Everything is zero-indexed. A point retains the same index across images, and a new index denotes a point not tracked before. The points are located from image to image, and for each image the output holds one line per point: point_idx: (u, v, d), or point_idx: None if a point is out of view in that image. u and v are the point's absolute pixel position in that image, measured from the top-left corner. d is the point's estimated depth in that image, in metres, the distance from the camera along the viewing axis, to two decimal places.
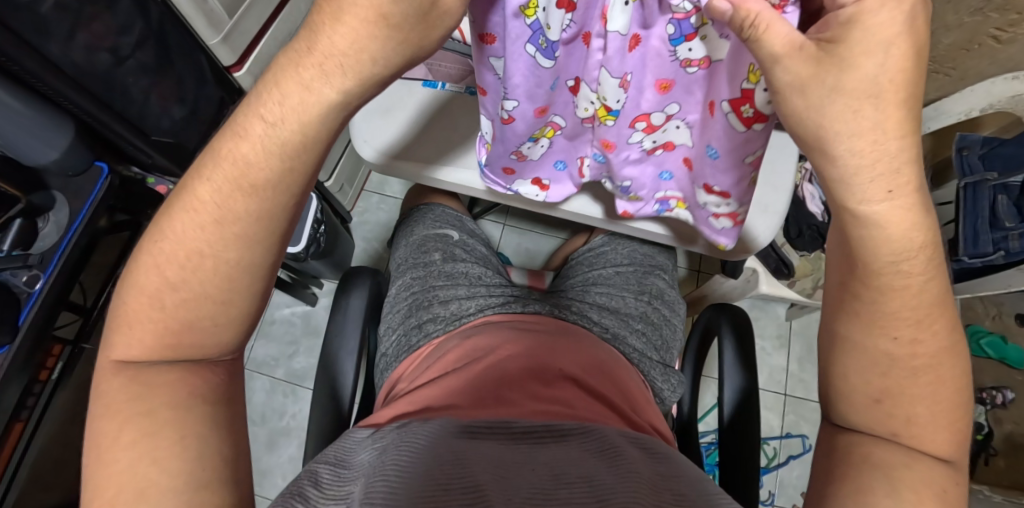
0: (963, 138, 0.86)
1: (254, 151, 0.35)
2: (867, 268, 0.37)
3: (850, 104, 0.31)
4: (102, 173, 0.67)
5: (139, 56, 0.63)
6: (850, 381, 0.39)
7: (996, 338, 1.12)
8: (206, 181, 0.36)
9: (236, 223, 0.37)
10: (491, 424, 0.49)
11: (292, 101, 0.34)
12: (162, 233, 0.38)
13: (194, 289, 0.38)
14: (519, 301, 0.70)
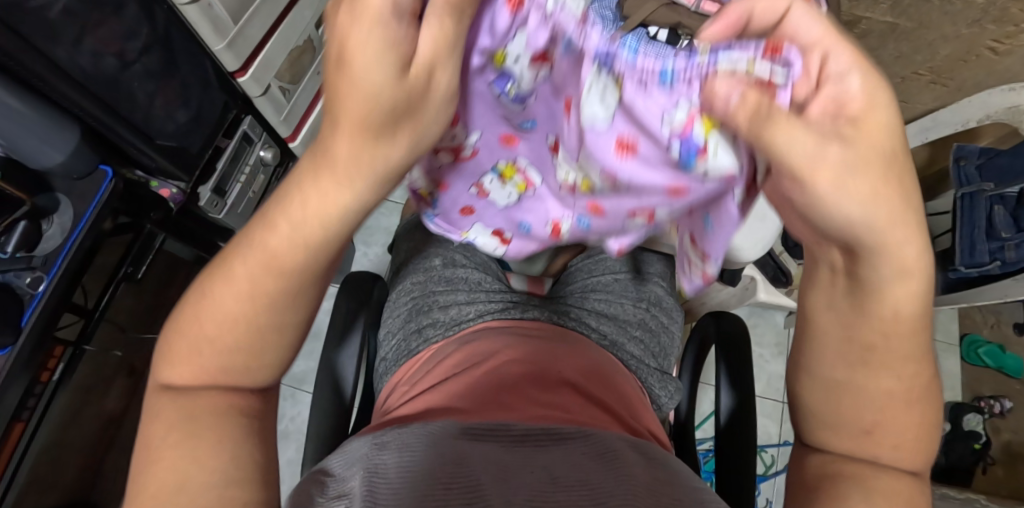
0: (961, 148, 0.87)
1: (283, 242, 0.37)
2: (865, 294, 0.38)
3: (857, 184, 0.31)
4: (106, 176, 0.68)
5: (145, 61, 0.64)
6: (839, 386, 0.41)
7: (993, 347, 1.12)
8: (242, 261, 0.39)
9: (268, 299, 0.39)
10: (489, 426, 0.49)
11: (313, 213, 0.36)
12: (203, 294, 0.41)
13: (217, 329, 0.40)
14: (518, 307, 0.71)
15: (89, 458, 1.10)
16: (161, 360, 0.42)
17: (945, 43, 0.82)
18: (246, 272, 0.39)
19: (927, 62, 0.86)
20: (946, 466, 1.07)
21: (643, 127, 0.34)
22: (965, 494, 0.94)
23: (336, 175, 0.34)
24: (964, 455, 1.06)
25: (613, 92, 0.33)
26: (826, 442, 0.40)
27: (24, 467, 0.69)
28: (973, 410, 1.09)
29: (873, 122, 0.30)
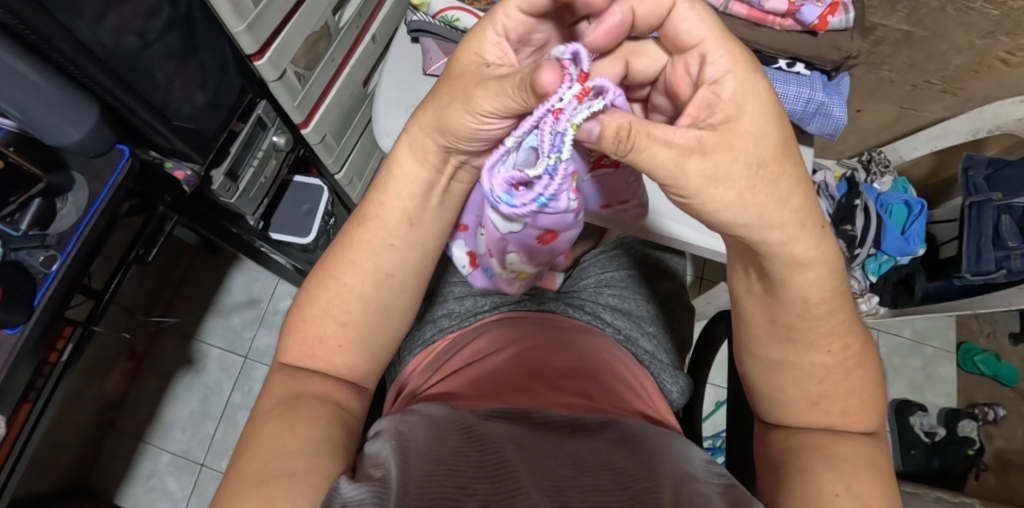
0: (969, 158, 0.88)
1: (361, 281, 0.51)
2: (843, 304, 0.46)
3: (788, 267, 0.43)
4: (124, 155, 0.67)
5: (166, 40, 0.63)
6: (790, 387, 0.50)
7: (989, 356, 1.14)
8: (324, 299, 0.52)
9: (365, 317, 0.52)
10: (514, 412, 0.49)
11: (383, 276, 0.52)
12: (302, 316, 0.52)
13: (323, 306, 0.51)
14: (535, 299, 0.71)
15: (88, 440, 1.10)
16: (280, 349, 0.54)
17: (958, 53, 0.82)
18: (365, 239, 0.51)
19: (939, 71, 0.86)
20: (938, 470, 1.08)
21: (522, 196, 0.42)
22: (959, 499, 0.96)
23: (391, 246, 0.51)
24: (958, 460, 1.08)
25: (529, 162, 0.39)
26: (789, 416, 0.51)
27: (25, 456, 0.67)
28: (967, 417, 1.10)
29: (744, 130, 0.36)
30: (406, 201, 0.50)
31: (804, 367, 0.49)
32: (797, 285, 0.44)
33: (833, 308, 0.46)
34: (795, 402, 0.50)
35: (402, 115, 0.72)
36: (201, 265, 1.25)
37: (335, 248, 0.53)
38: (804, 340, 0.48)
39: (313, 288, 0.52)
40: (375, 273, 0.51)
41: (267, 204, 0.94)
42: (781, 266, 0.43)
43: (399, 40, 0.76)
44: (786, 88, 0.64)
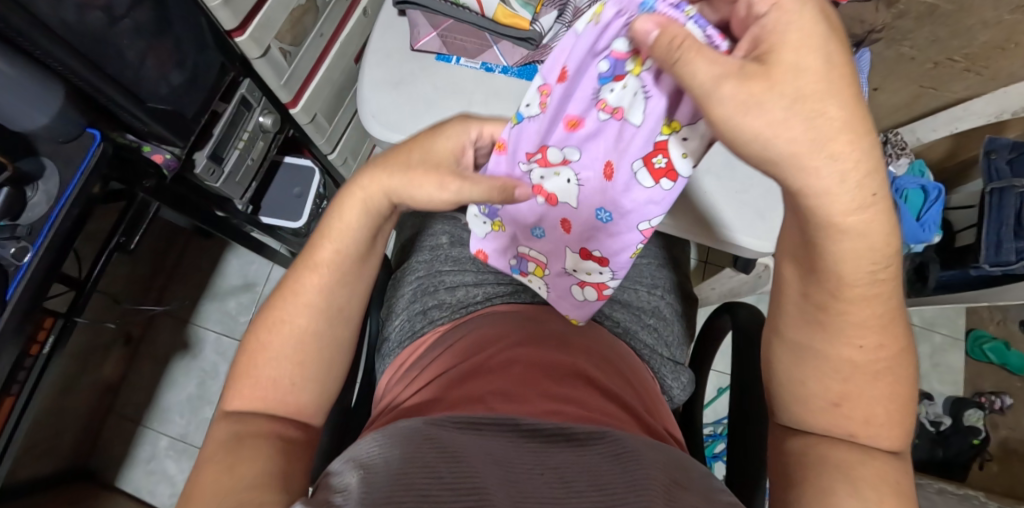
0: (992, 141, 0.83)
1: (312, 319, 0.51)
2: (880, 298, 0.42)
3: (827, 235, 0.39)
4: (95, 140, 0.63)
5: (135, 16, 0.59)
6: (808, 386, 0.47)
7: (999, 344, 1.12)
8: (274, 343, 0.50)
9: (319, 351, 0.51)
10: (498, 423, 0.46)
11: (335, 314, 0.52)
12: (251, 363, 0.49)
13: (274, 348, 0.49)
14: (528, 290, 0.68)
15: (87, 424, 1.09)
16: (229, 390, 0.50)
17: (985, 28, 0.76)
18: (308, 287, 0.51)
19: (963, 48, 0.80)
20: (940, 460, 1.06)
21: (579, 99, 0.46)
22: (965, 490, 0.93)
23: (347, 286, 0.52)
24: (962, 450, 1.05)
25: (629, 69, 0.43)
26: (807, 418, 0.48)
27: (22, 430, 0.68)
28: (974, 406, 1.07)
29: (783, 60, 0.34)
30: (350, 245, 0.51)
31: (833, 362, 0.46)
32: (836, 258, 0.40)
33: (869, 301, 0.43)
34: (815, 399, 0.47)
35: (388, 91, 0.66)
36: (195, 248, 1.22)
37: (281, 295, 0.52)
38: (836, 331, 0.44)
39: (258, 335, 0.50)
40: (325, 309, 0.51)
41: (254, 188, 0.90)
42: (815, 231, 0.39)
43: (384, 12, 0.69)
44: None
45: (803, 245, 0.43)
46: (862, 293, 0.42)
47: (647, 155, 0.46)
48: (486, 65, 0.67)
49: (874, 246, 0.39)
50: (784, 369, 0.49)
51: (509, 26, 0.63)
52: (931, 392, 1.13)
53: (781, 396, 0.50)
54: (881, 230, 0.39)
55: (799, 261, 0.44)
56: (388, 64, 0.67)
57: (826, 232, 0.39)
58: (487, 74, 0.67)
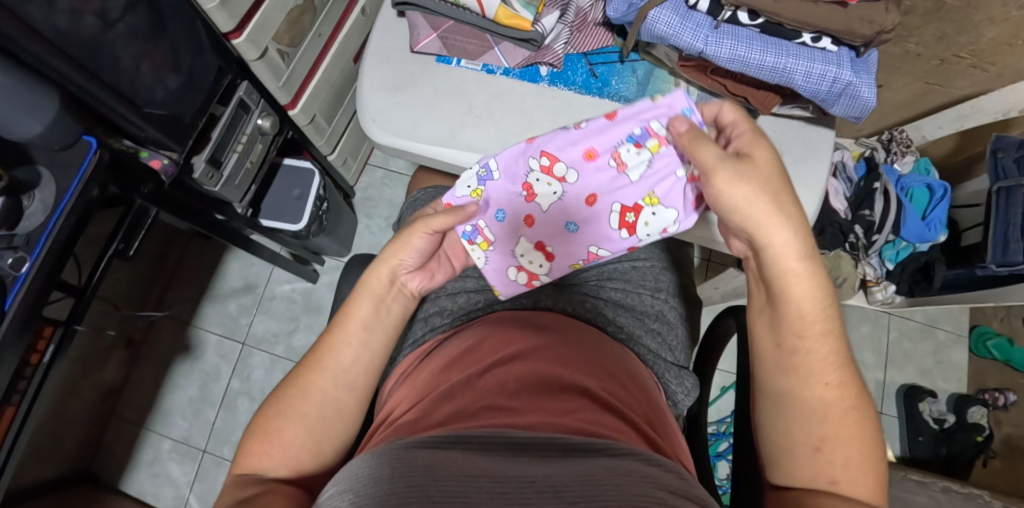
0: (999, 139, 0.80)
1: (325, 384, 0.52)
2: (834, 336, 0.50)
3: (786, 278, 0.50)
4: (91, 147, 0.62)
5: (129, 21, 0.58)
6: (792, 434, 0.50)
7: (1003, 341, 1.10)
8: (286, 417, 0.51)
9: (332, 414, 0.52)
10: (494, 437, 0.46)
11: (339, 378, 0.53)
12: (266, 433, 0.51)
13: (288, 415, 0.51)
14: (530, 294, 0.68)
15: (89, 427, 1.09)
16: (244, 453, 0.51)
17: (993, 24, 0.74)
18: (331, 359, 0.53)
19: (970, 44, 0.77)
20: (944, 458, 1.06)
21: (603, 143, 0.59)
22: (968, 489, 0.93)
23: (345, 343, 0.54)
24: (965, 448, 1.04)
25: (649, 150, 0.58)
26: (795, 474, 0.50)
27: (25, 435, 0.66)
28: (978, 403, 1.07)
29: (759, 156, 0.49)
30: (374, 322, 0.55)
31: (809, 402, 0.50)
32: (792, 297, 0.50)
33: (826, 339, 0.50)
34: (796, 448, 0.50)
35: (389, 95, 0.65)
36: (195, 250, 1.21)
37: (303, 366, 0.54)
38: (806, 376, 0.50)
39: (275, 408, 0.52)
40: (338, 374, 0.53)
41: (254, 190, 0.87)
42: (778, 275, 0.50)
43: (383, 15, 0.68)
44: (810, 66, 0.55)
45: (768, 300, 0.52)
46: (816, 328, 0.50)
47: (625, 208, 0.61)
48: (487, 67, 0.66)
49: (821, 289, 0.49)
50: (771, 407, 0.52)
51: (512, 28, 0.62)
52: (935, 390, 1.13)
53: (769, 454, 0.52)
54: (820, 286, 0.50)
55: (764, 315, 0.53)
56: (389, 67, 0.66)
57: (786, 277, 0.50)
58: (489, 76, 0.66)
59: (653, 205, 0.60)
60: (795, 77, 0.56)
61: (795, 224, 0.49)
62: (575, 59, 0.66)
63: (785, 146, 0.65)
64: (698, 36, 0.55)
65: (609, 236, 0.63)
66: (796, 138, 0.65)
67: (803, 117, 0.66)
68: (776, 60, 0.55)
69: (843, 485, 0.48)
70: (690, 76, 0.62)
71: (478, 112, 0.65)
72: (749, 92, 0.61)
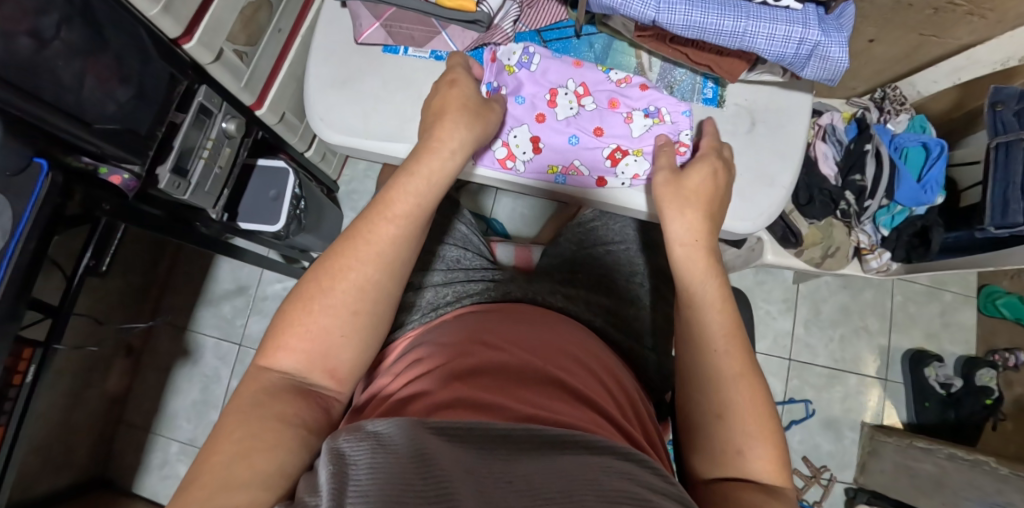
0: (997, 92, 0.75)
1: (402, 208, 0.49)
2: (676, 254, 0.52)
3: (676, 204, 0.54)
4: (43, 170, 0.61)
5: (66, 36, 0.57)
6: (699, 399, 0.46)
7: (1013, 298, 1.05)
8: (370, 227, 0.48)
9: (398, 247, 0.48)
10: (465, 439, 0.38)
11: (417, 195, 0.50)
12: (332, 268, 0.46)
13: (363, 247, 0.47)
14: (500, 287, 0.65)
15: (98, 435, 1.12)
16: (265, 345, 0.45)
17: None
18: (374, 232, 0.47)
19: None
20: (953, 422, 1.05)
21: (629, 97, 0.62)
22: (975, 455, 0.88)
23: (422, 171, 0.51)
24: (974, 411, 1.03)
25: (653, 123, 0.61)
26: (714, 467, 0.45)
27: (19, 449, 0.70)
28: (987, 365, 1.04)
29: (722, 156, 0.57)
30: (426, 199, 0.50)
31: (707, 362, 0.47)
32: (673, 220, 0.53)
33: (690, 265, 0.51)
34: (700, 412, 0.46)
35: (335, 92, 0.63)
36: (186, 255, 1.21)
37: (345, 239, 0.47)
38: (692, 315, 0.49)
39: (349, 233, 0.48)
40: (390, 263, 0.47)
41: (227, 194, 0.88)
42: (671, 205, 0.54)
43: (326, 4, 0.65)
44: (773, 27, 0.51)
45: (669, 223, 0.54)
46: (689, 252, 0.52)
47: (616, 149, 0.61)
48: (436, 53, 0.63)
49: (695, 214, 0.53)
50: (682, 381, 0.48)
51: (454, 10, 0.57)
52: (941, 353, 1.09)
53: (695, 440, 0.46)
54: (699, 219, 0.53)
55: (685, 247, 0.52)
56: (334, 61, 0.64)
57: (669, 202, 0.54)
58: (437, 62, 0.63)
59: (637, 155, 0.61)
60: (757, 40, 0.52)
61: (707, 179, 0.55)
62: (529, 37, 0.64)
63: (758, 115, 0.62)
64: (648, 4, 0.52)
65: (597, 169, 0.61)
66: (770, 105, 0.62)
67: (777, 82, 0.61)
68: (735, 23, 0.51)
69: (749, 454, 0.44)
70: (649, 46, 0.59)
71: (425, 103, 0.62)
72: (713, 60, 0.58)
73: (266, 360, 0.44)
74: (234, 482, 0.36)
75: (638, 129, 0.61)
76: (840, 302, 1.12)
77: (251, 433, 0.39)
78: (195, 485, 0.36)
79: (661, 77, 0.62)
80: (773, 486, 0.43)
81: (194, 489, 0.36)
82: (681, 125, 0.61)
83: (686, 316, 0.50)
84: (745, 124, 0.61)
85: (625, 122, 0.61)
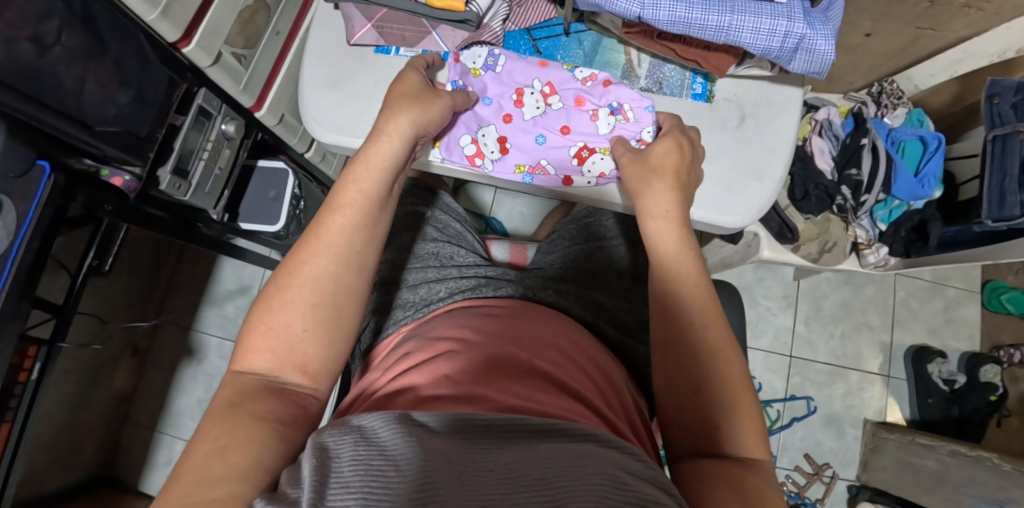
0: (995, 84, 0.75)
1: (348, 197, 0.50)
2: (646, 227, 0.53)
3: (646, 176, 0.54)
4: (45, 172, 0.63)
5: (66, 41, 0.58)
6: (682, 378, 0.46)
7: (1017, 294, 1.05)
8: (320, 222, 0.49)
9: (350, 237, 0.49)
10: (444, 420, 0.39)
11: (362, 183, 0.51)
12: (288, 267, 0.47)
13: (316, 241, 0.48)
14: (492, 284, 0.66)
15: (106, 434, 1.14)
16: (238, 350, 0.46)
17: None
18: (323, 226, 0.49)
19: None
20: (957, 418, 1.03)
21: (592, 95, 0.61)
22: (977, 451, 0.87)
23: (368, 159, 0.52)
24: (978, 407, 1.02)
25: (616, 120, 0.61)
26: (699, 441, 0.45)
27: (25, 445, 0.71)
28: (990, 361, 1.04)
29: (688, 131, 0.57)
30: (373, 185, 0.51)
31: (690, 338, 0.47)
32: (648, 194, 0.53)
33: (667, 236, 0.51)
34: (679, 388, 0.46)
35: (328, 92, 0.64)
36: (190, 256, 1.23)
37: (303, 238, 0.49)
38: (673, 289, 0.50)
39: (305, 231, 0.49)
40: (345, 253, 0.48)
41: (228, 195, 0.89)
42: (641, 179, 0.54)
43: (321, 7, 0.66)
44: (757, 21, 0.51)
45: (645, 197, 0.53)
46: (665, 224, 0.52)
47: (583, 147, 0.62)
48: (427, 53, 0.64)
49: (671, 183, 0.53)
50: (658, 354, 0.49)
51: (444, 10, 0.58)
52: (944, 350, 1.08)
53: (680, 420, 0.46)
54: (679, 192, 0.53)
55: (671, 218, 0.52)
56: (328, 61, 0.65)
57: (647, 176, 0.54)
58: None
59: (604, 153, 0.61)
60: (742, 34, 0.52)
61: (678, 146, 0.54)
62: (518, 36, 0.64)
63: (747, 110, 0.62)
64: (634, 1, 0.52)
65: (562, 168, 0.62)
66: (760, 99, 0.62)
67: (765, 77, 0.62)
68: (719, 18, 0.52)
69: (727, 426, 0.44)
70: (638, 42, 0.59)
71: None
72: (700, 55, 0.58)
73: (239, 364, 0.45)
74: (213, 478, 0.36)
75: (602, 127, 0.61)
76: (841, 298, 1.12)
77: (230, 430, 0.39)
78: (174, 484, 0.36)
79: (650, 74, 0.63)
80: (757, 460, 0.43)
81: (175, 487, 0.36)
82: (642, 121, 0.60)
83: (661, 291, 0.50)
84: (734, 119, 0.61)
85: (590, 119, 0.61)
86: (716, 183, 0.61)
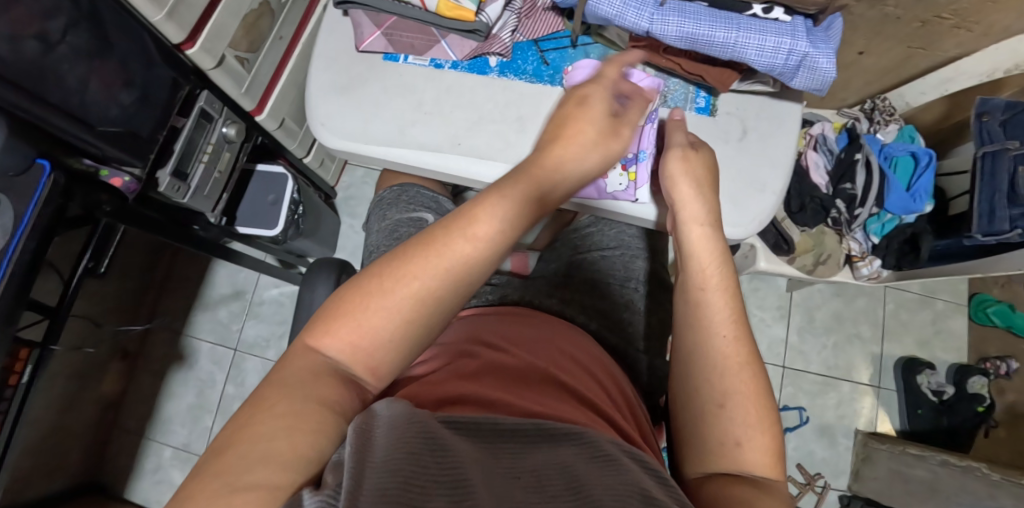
0: (984, 102, 0.77)
1: (487, 229, 0.43)
2: (683, 233, 0.54)
3: (682, 185, 0.55)
4: (45, 171, 0.62)
5: (71, 40, 0.58)
6: (700, 393, 0.47)
7: (1004, 307, 1.08)
8: (454, 243, 0.42)
9: (474, 268, 0.42)
10: (472, 427, 0.38)
11: (503, 218, 0.44)
12: (401, 273, 0.41)
13: (443, 258, 0.41)
14: (497, 292, 0.66)
15: (93, 439, 1.11)
16: (315, 324, 0.42)
17: None
18: (453, 248, 0.42)
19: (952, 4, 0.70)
20: (945, 428, 1.05)
21: None
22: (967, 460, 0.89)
23: (510, 193, 0.45)
24: (967, 418, 1.04)
25: None
26: (714, 460, 0.45)
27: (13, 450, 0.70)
28: (978, 373, 1.06)
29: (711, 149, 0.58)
30: (514, 228, 0.44)
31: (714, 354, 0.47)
32: (682, 203, 0.54)
33: (703, 245, 0.52)
34: (701, 401, 0.46)
35: (335, 98, 0.64)
36: (183, 260, 1.22)
37: (421, 242, 0.42)
38: (701, 302, 0.49)
39: (430, 235, 0.43)
40: (463, 283, 0.42)
41: (226, 198, 0.88)
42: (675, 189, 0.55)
43: (329, 13, 0.66)
44: (763, 38, 0.53)
45: (687, 205, 0.54)
46: (704, 233, 0.53)
47: None
48: (435, 62, 0.64)
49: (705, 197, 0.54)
50: (676, 367, 0.49)
51: (454, 19, 0.60)
52: (932, 361, 1.11)
53: (695, 436, 0.46)
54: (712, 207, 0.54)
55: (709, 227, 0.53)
56: (335, 67, 0.65)
57: (675, 188, 0.55)
58: (436, 70, 0.64)
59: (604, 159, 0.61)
60: (747, 51, 0.53)
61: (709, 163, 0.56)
62: (526, 47, 0.65)
63: (750, 123, 0.63)
64: (642, 16, 0.53)
65: None
66: (761, 114, 0.63)
67: (767, 92, 0.63)
68: (726, 35, 0.53)
69: (747, 447, 0.44)
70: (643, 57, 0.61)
71: (423, 108, 0.63)
72: (705, 70, 0.59)
73: (313, 340, 0.41)
74: None
75: None
76: (833, 309, 1.13)
77: None
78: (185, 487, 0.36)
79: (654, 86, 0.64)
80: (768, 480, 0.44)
81: (234, 456, 0.34)
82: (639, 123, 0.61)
83: (691, 298, 0.50)
84: (737, 132, 0.62)
85: None
86: (720, 195, 0.61)
